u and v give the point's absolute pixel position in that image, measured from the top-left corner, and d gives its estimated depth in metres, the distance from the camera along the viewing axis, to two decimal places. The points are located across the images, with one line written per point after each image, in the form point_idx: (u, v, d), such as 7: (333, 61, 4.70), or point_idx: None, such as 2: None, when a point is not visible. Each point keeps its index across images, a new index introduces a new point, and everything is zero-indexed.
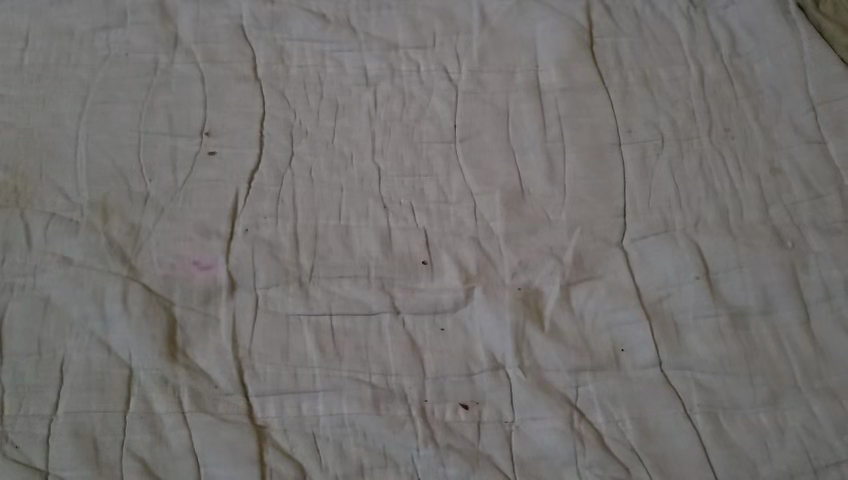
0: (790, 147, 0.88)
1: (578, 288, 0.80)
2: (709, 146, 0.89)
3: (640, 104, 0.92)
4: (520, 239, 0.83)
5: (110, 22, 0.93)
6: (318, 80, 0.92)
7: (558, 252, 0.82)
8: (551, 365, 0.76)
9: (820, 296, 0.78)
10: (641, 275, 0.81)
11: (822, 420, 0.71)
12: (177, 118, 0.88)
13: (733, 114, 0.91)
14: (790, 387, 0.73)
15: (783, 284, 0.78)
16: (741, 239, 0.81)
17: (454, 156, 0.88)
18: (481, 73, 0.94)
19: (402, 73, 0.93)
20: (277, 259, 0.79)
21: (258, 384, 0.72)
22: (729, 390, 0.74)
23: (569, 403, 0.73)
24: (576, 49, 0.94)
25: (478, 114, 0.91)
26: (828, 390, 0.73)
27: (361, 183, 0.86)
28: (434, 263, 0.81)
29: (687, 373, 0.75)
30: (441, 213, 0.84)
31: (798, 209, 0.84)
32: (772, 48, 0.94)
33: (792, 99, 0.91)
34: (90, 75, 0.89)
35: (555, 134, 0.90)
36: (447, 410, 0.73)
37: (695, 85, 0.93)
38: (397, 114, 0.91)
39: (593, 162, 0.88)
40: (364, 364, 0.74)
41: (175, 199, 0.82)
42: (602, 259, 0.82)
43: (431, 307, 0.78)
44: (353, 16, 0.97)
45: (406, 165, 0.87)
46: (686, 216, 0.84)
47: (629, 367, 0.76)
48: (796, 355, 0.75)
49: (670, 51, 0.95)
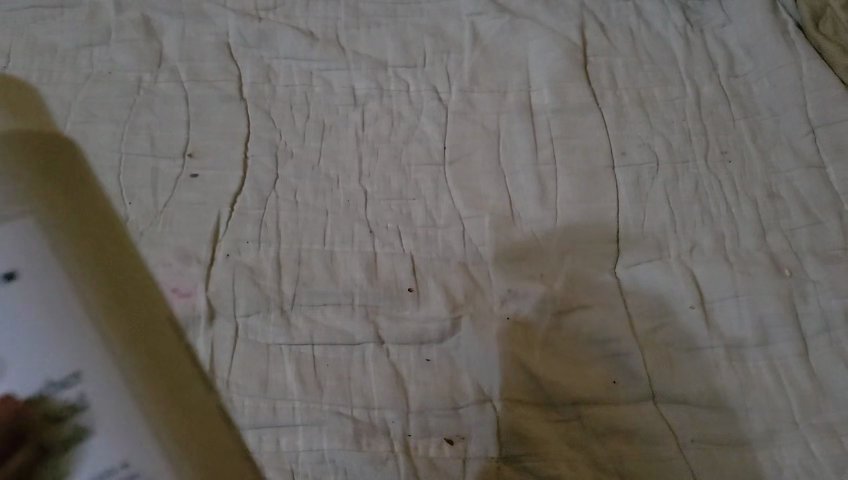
0: (788, 172, 0.87)
1: (571, 317, 0.77)
2: (704, 170, 0.87)
3: (633, 127, 0.91)
4: (509, 265, 0.81)
5: (95, 39, 0.94)
6: (305, 100, 0.92)
7: (549, 279, 0.80)
8: (536, 400, 0.72)
9: (819, 326, 0.75)
10: (634, 302, 0.78)
11: (822, 460, 0.67)
12: (160, 138, 0.86)
13: (730, 137, 0.90)
14: (788, 423, 0.69)
15: (780, 314, 0.75)
16: (737, 266, 0.79)
17: (442, 179, 0.87)
18: (472, 94, 0.94)
19: (391, 93, 0.93)
20: (259, 285, 0.77)
21: (235, 418, 0.69)
22: (725, 425, 0.70)
23: (560, 437, 0.70)
24: (567, 68, 0.95)
25: (469, 135, 0.90)
26: (827, 425, 0.69)
27: (347, 207, 0.84)
28: (420, 291, 0.78)
29: (681, 406, 0.71)
30: (429, 239, 0.82)
31: (797, 236, 0.82)
32: (769, 70, 0.95)
33: (792, 123, 0.90)
34: (72, 94, 0.89)
35: (546, 156, 0.88)
36: (432, 446, 0.69)
37: (691, 106, 0.93)
38: (386, 135, 0.90)
39: (585, 186, 0.86)
40: (345, 396, 0.71)
41: (156, 221, 0.80)
42: (594, 285, 0.79)
43: (415, 337, 0.75)
44: (343, 34, 0.99)
45: (392, 187, 0.86)
46: (681, 241, 0.82)
47: (621, 398, 0.72)
48: (794, 389, 0.71)
49: (665, 73, 0.96)
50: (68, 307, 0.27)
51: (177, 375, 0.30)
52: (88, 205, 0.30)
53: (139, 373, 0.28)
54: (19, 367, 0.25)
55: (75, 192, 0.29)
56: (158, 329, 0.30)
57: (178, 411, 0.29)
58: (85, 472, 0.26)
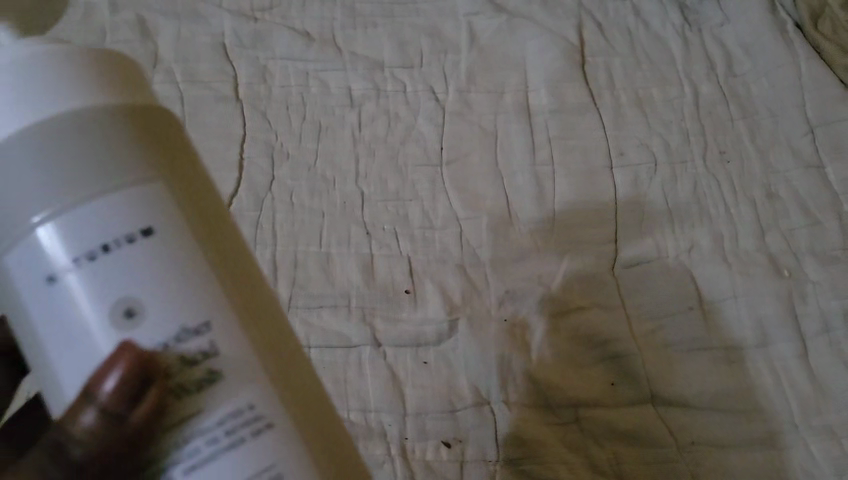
0: (787, 172, 0.86)
1: (569, 318, 0.76)
2: (703, 170, 0.87)
3: (631, 127, 0.91)
4: (507, 267, 0.80)
5: (90, 40, 0.93)
6: (302, 101, 0.91)
7: (547, 280, 0.79)
8: (534, 402, 0.72)
9: (819, 328, 0.74)
10: (634, 303, 0.77)
11: (822, 462, 0.66)
12: None
13: (728, 137, 0.90)
14: (788, 425, 0.69)
15: (779, 315, 0.75)
16: (736, 267, 0.79)
17: (439, 180, 0.86)
18: (469, 94, 0.93)
19: (388, 94, 0.93)
20: None
21: None
22: (724, 427, 0.69)
23: (558, 439, 0.70)
24: (565, 69, 0.95)
25: (466, 136, 0.89)
26: (826, 427, 0.68)
27: (344, 208, 0.83)
28: (417, 293, 0.78)
29: (680, 408, 0.71)
30: (426, 240, 0.82)
31: (796, 236, 0.81)
32: (768, 69, 0.94)
33: (791, 123, 0.90)
34: None
35: (544, 157, 0.88)
36: (429, 449, 0.69)
37: (689, 106, 0.92)
38: (382, 136, 0.89)
39: (583, 187, 0.86)
40: (342, 399, 0.71)
41: None
42: (593, 286, 0.79)
43: (413, 340, 0.74)
44: (339, 34, 0.98)
45: (389, 188, 0.85)
46: (679, 242, 0.82)
47: (621, 400, 0.72)
48: (793, 391, 0.71)
49: (664, 72, 0.96)
50: (182, 268, 0.33)
51: (276, 327, 0.37)
52: (198, 181, 0.37)
53: (245, 321, 0.35)
54: (156, 310, 0.32)
55: (193, 172, 0.37)
56: (264, 283, 0.38)
57: (274, 363, 0.35)
58: (219, 410, 0.32)
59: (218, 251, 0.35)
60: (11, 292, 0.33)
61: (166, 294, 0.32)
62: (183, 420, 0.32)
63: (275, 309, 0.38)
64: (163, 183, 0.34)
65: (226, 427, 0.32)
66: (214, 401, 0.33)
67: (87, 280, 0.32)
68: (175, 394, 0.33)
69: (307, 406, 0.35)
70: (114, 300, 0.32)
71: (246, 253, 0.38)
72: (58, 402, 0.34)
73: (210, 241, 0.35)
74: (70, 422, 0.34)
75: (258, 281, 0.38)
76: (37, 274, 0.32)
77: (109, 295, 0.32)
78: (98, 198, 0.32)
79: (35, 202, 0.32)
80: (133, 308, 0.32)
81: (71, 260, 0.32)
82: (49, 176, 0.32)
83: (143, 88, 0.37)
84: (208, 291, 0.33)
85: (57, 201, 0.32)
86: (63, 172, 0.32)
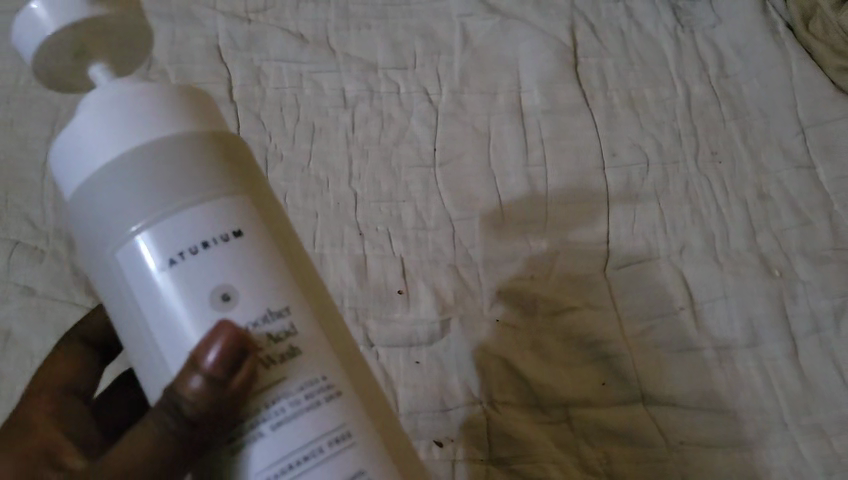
0: (779, 172, 0.87)
1: (561, 319, 0.77)
2: (695, 171, 0.87)
3: (623, 127, 0.91)
4: (499, 267, 0.81)
5: None
6: (295, 102, 0.92)
7: (539, 280, 0.80)
8: (524, 401, 0.72)
9: (809, 327, 0.75)
10: (624, 303, 0.78)
11: (811, 460, 0.67)
12: None
13: (720, 137, 0.90)
14: (778, 423, 0.69)
15: (770, 315, 0.75)
16: (727, 267, 0.79)
17: (432, 180, 0.87)
18: (462, 95, 0.94)
19: (382, 94, 0.93)
20: None
21: None
22: (714, 427, 0.70)
23: (548, 438, 0.70)
24: (558, 70, 0.95)
25: (460, 137, 0.90)
26: (816, 426, 0.69)
27: (337, 209, 0.83)
28: (410, 293, 0.78)
29: (670, 408, 0.71)
30: (419, 240, 0.82)
31: (787, 236, 0.82)
32: (759, 70, 0.95)
33: (782, 123, 0.90)
34: (61, 98, 0.89)
35: (537, 157, 0.88)
36: (421, 448, 0.69)
37: (681, 107, 0.93)
38: (376, 137, 0.90)
39: (575, 187, 0.86)
40: None
41: None
42: (583, 287, 0.79)
43: (405, 340, 0.75)
44: (332, 36, 0.99)
45: (383, 189, 0.85)
46: (671, 242, 0.82)
47: (611, 400, 0.72)
48: (783, 390, 0.71)
49: (656, 73, 0.96)
50: (266, 263, 0.43)
51: (332, 315, 0.45)
52: (265, 195, 0.46)
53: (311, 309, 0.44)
54: (251, 295, 0.41)
55: (260, 187, 0.46)
56: (317, 278, 0.47)
57: (334, 343, 0.44)
58: (300, 377, 0.41)
59: (284, 250, 0.44)
60: (127, 286, 0.42)
61: (251, 282, 0.42)
62: (268, 384, 0.41)
63: (329, 300, 0.47)
64: (247, 199, 0.44)
65: (304, 390, 0.41)
66: (293, 371, 0.41)
67: (188, 271, 0.41)
68: (264, 364, 0.41)
69: (357, 377, 0.44)
70: (213, 288, 0.41)
71: (304, 254, 0.47)
72: (164, 375, 0.42)
73: (280, 243, 0.45)
74: (179, 386, 0.40)
75: (313, 276, 0.46)
76: (155, 268, 0.41)
77: (208, 285, 0.41)
78: (191, 210, 0.41)
79: (140, 213, 0.41)
80: (228, 294, 0.41)
81: (175, 256, 0.40)
82: (153, 189, 0.41)
83: (218, 120, 0.46)
84: (281, 282, 0.43)
85: (158, 210, 0.41)
86: (177, 186, 0.42)
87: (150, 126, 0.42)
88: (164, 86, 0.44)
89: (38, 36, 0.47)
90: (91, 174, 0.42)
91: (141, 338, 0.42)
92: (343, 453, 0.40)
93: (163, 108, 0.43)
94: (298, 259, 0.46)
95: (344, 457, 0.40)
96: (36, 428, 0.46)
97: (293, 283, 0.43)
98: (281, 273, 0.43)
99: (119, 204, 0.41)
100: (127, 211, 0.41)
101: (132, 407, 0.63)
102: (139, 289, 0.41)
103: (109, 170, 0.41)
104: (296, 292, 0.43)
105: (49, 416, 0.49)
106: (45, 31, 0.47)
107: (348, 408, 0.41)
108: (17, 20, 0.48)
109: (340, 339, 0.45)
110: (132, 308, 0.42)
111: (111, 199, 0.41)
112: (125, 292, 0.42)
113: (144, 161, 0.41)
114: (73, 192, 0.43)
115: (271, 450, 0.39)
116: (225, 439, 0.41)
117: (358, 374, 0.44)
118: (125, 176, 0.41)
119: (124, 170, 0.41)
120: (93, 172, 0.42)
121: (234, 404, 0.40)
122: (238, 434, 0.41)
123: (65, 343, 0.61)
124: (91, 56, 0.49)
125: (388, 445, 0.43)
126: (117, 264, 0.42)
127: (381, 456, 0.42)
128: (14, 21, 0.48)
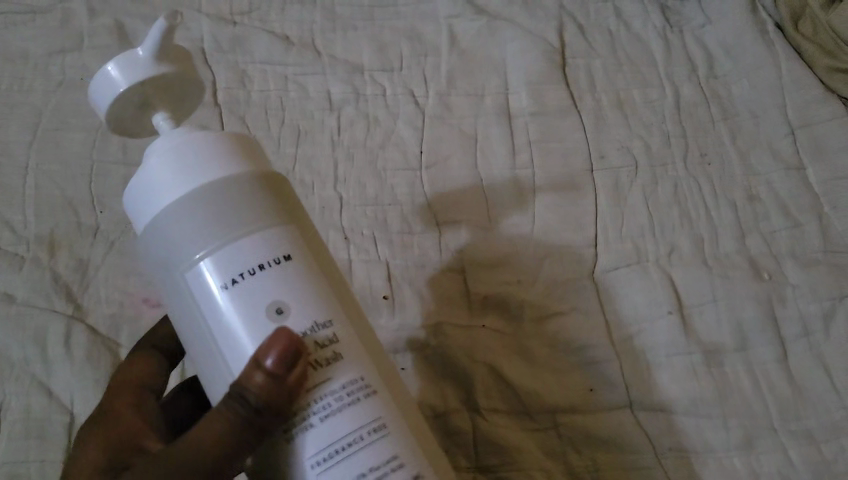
0: (768, 174, 0.86)
1: (548, 325, 0.76)
2: (684, 173, 0.87)
3: (612, 129, 0.90)
4: (486, 272, 0.79)
5: (67, 47, 0.94)
6: (280, 105, 0.91)
7: (527, 284, 0.79)
8: (510, 408, 0.71)
9: (798, 331, 0.74)
10: (611, 307, 0.77)
11: (801, 467, 0.66)
12: (132, 146, 0.86)
13: (710, 139, 0.89)
14: (767, 429, 0.68)
15: (759, 319, 0.74)
16: (716, 271, 0.78)
17: (418, 183, 0.86)
18: (449, 97, 0.93)
19: (368, 97, 0.92)
20: None
21: None
22: (704, 433, 0.69)
23: (536, 447, 0.69)
24: (546, 70, 0.95)
25: (446, 139, 0.89)
26: (806, 431, 0.68)
27: (322, 213, 0.82)
28: (395, 298, 0.77)
29: (660, 413, 0.70)
30: (405, 245, 0.81)
31: (777, 239, 0.81)
32: (748, 72, 0.95)
33: (772, 125, 0.90)
34: (44, 103, 0.88)
35: (524, 160, 0.88)
36: None
37: (670, 108, 0.92)
38: (361, 140, 0.89)
39: (561, 189, 0.85)
40: None
41: (127, 232, 0.79)
42: (571, 292, 0.78)
43: (390, 345, 0.73)
44: (319, 38, 0.98)
45: (369, 193, 0.85)
46: (660, 246, 0.81)
47: (600, 404, 0.71)
48: (773, 395, 0.70)
49: (645, 75, 0.96)
50: (310, 280, 0.48)
51: (364, 325, 0.51)
52: (303, 220, 0.52)
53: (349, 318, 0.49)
54: (301, 309, 0.47)
55: (300, 213, 0.52)
56: (350, 290, 0.53)
57: (367, 347, 0.50)
58: (341, 378, 0.47)
59: (325, 273, 0.50)
60: (194, 305, 0.48)
61: (301, 298, 0.47)
62: (315, 383, 0.46)
63: (364, 316, 0.52)
64: (291, 225, 0.50)
65: (345, 388, 0.46)
66: (337, 372, 0.47)
67: (245, 291, 0.46)
68: (314, 366, 0.46)
69: (389, 378, 0.50)
70: (268, 303, 0.47)
71: (339, 272, 0.53)
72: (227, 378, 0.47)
73: (319, 262, 0.50)
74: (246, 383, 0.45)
75: (347, 289, 0.52)
76: (217, 291, 0.47)
77: (264, 303, 0.47)
78: (247, 237, 0.47)
79: (203, 241, 0.47)
80: (282, 309, 0.47)
81: (235, 278, 0.46)
82: (213, 219, 0.47)
83: (264, 159, 0.53)
84: (324, 299, 0.48)
85: (219, 239, 0.47)
86: (232, 218, 0.48)
87: (211, 164, 0.49)
88: (222, 132, 0.50)
89: (114, 93, 0.54)
90: (162, 207, 0.48)
91: (204, 346, 0.48)
92: (381, 442, 0.45)
93: (220, 150, 0.49)
94: (337, 280, 0.51)
95: (382, 445, 0.45)
96: (123, 425, 0.53)
97: (335, 300, 0.49)
98: (325, 291, 0.49)
99: (184, 234, 0.47)
100: (191, 242, 0.47)
101: (192, 408, 0.66)
102: (204, 305, 0.47)
103: (178, 203, 0.48)
104: (337, 307, 0.49)
105: (129, 405, 0.56)
106: (117, 88, 0.54)
107: (382, 404, 0.47)
108: (94, 78, 0.55)
109: (373, 345, 0.50)
110: (197, 323, 0.48)
111: (177, 230, 0.48)
112: (192, 307, 0.48)
113: (205, 197, 0.48)
114: (144, 225, 0.49)
115: (320, 439, 0.45)
116: (279, 429, 0.46)
117: (390, 376, 0.50)
118: (190, 207, 0.47)
119: (190, 202, 0.47)
120: (162, 206, 0.48)
121: (289, 400, 0.45)
122: (290, 426, 0.46)
123: (139, 351, 0.63)
124: (155, 106, 0.57)
125: (419, 439, 0.48)
126: (185, 284, 0.48)
127: (414, 447, 0.47)
128: (92, 79, 0.56)
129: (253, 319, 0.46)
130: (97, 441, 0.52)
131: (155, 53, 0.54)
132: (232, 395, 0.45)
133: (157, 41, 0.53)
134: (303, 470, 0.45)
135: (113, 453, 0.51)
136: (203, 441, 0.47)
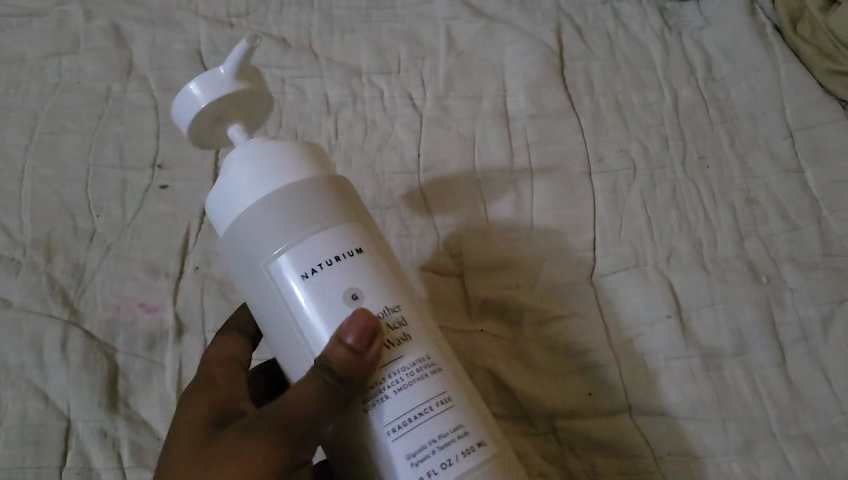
0: (766, 177, 0.86)
1: (547, 329, 0.76)
2: (682, 176, 0.86)
3: (610, 132, 0.90)
4: (485, 276, 0.79)
5: (63, 49, 0.94)
6: (277, 108, 0.91)
7: (526, 288, 0.78)
8: (509, 413, 0.71)
9: (796, 336, 0.74)
10: (610, 311, 0.77)
11: (800, 471, 0.66)
12: (129, 150, 0.86)
13: (708, 142, 0.89)
14: (766, 433, 0.68)
15: (758, 324, 0.74)
16: (714, 275, 0.78)
17: (416, 186, 0.85)
18: (447, 100, 0.93)
19: (365, 100, 0.92)
20: (228, 299, 0.75)
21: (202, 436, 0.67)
22: (702, 437, 0.68)
23: (534, 451, 0.69)
24: (543, 72, 0.94)
25: (444, 142, 0.89)
26: (805, 436, 0.68)
27: None
28: None
29: (658, 417, 0.70)
30: (402, 248, 0.81)
31: (775, 242, 0.81)
32: (746, 74, 0.95)
33: (770, 128, 0.90)
34: (40, 105, 0.88)
35: (523, 163, 0.87)
36: None
37: (669, 111, 0.92)
38: (359, 143, 0.88)
39: (558, 191, 0.85)
40: None
41: (123, 236, 0.79)
42: (571, 296, 0.78)
43: None
44: (315, 41, 0.98)
45: (366, 196, 0.84)
46: (658, 249, 0.81)
47: (600, 407, 0.71)
48: (772, 399, 0.70)
49: (643, 77, 0.96)
50: (378, 271, 0.52)
51: (425, 311, 0.55)
52: (367, 221, 0.56)
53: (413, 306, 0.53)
54: (373, 294, 0.51)
55: (364, 214, 0.57)
56: (410, 282, 0.57)
57: (430, 331, 0.53)
58: (411, 355, 0.50)
59: (389, 265, 0.54)
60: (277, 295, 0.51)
61: (372, 285, 0.51)
62: (388, 359, 0.50)
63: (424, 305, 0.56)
64: (357, 224, 0.54)
65: (415, 364, 0.50)
66: (407, 349, 0.50)
67: (323, 278, 0.50)
68: (387, 345, 0.50)
69: (452, 358, 0.53)
70: (345, 288, 0.50)
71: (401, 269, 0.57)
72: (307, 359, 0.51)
73: (383, 257, 0.54)
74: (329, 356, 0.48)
75: (407, 280, 0.56)
76: (298, 280, 0.50)
77: (341, 288, 0.50)
78: (322, 232, 0.52)
79: (282, 236, 0.51)
80: (357, 294, 0.50)
81: (314, 267, 0.50)
82: (291, 216, 0.52)
83: (331, 166, 0.57)
84: (392, 288, 0.52)
85: (296, 234, 0.51)
86: (307, 215, 0.52)
87: (285, 170, 0.53)
88: (290, 142, 0.55)
89: (195, 108, 0.59)
90: (243, 210, 0.53)
91: (285, 331, 0.52)
92: (449, 412, 0.49)
93: (292, 158, 0.54)
94: (400, 275, 0.55)
95: (450, 416, 0.48)
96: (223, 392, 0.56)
97: (400, 288, 0.53)
98: (392, 281, 0.53)
99: (264, 232, 0.52)
100: (272, 238, 0.51)
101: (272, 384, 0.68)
102: (286, 294, 0.51)
103: (259, 203, 0.52)
104: (403, 295, 0.53)
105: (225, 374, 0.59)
106: (199, 104, 0.59)
107: (448, 379, 0.50)
108: (176, 98, 0.61)
109: (435, 329, 0.54)
110: (278, 311, 0.52)
111: (258, 229, 0.52)
112: (274, 297, 0.52)
113: (281, 197, 0.52)
114: (228, 229, 0.54)
115: (395, 409, 0.48)
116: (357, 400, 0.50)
117: (452, 358, 0.53)
118: (269, 206, 0.52)
119: (269, 203, 0.52)
120: (244, 209, 0.53)
121: (367, 373, 0.49)
122: (367, 398, 0.50)
123: (226, 332, 0.65)
124: (228, 120, 0.62)
125: (482, 415, 0.51)
126: (268, 277, 0.51)
127: (478, 421, 0.50)
128: (174, 101, 0.61)
129: (331, 303, 0.50)
130: (199, 403, 0.55)
131: (235, 73, 0.59)
132: (317, 365, 0.49)
133: (238, 61, 0.59)
134: (378, 436, 0.48)
135: (217, 415, 0.53)
136: (296, 406, 0.49)
